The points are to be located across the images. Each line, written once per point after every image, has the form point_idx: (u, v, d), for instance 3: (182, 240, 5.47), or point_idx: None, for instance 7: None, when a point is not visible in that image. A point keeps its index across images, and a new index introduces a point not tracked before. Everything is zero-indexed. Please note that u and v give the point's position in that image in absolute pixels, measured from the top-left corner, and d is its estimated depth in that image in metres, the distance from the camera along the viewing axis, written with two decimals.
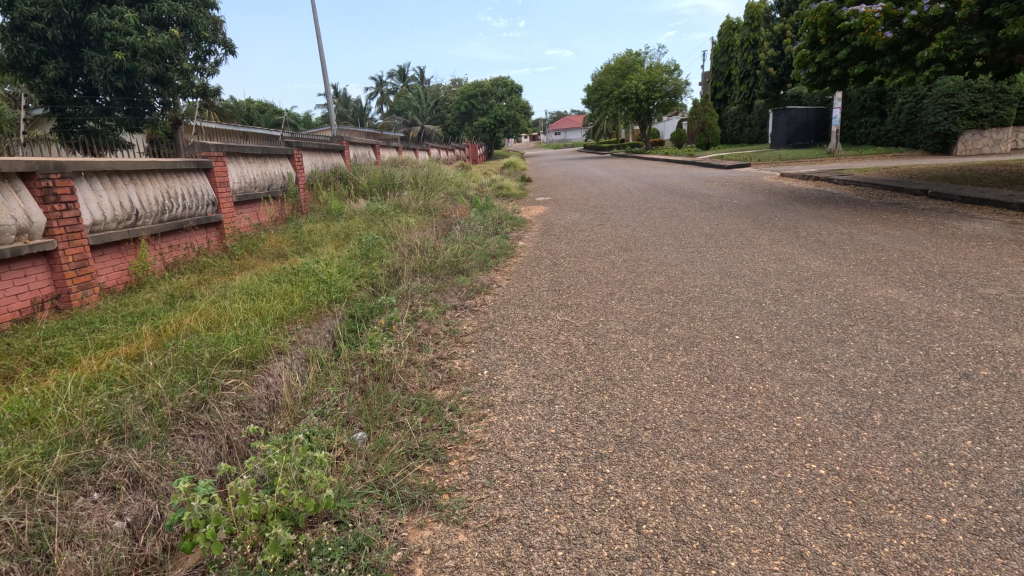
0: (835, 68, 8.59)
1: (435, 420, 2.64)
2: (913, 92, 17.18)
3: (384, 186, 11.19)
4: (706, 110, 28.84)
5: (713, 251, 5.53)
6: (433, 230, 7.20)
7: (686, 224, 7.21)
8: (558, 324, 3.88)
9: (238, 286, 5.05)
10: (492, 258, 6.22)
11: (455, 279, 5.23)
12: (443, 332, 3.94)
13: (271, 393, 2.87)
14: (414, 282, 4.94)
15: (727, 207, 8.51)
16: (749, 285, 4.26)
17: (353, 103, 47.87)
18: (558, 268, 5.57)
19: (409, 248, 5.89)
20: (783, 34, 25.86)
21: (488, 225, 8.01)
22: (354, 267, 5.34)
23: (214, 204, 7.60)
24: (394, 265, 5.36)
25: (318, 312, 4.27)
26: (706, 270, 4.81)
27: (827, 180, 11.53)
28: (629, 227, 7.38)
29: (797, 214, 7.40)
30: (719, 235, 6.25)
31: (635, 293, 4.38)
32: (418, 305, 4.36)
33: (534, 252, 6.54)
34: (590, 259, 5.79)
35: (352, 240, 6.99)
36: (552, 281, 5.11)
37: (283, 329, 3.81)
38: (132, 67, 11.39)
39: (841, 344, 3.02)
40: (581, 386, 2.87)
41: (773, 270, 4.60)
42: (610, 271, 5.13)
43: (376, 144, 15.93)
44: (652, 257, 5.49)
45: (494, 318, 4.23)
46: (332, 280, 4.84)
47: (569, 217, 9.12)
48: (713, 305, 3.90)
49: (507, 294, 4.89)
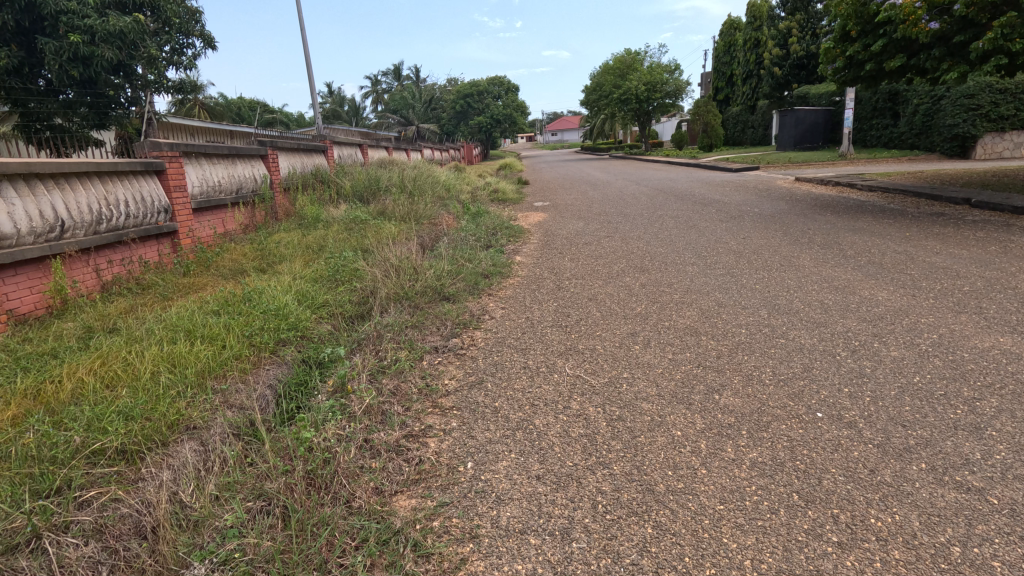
0: (869, 63, 7.65)
1: (391, 572, 1.73)
2: (930, 92, 16.32)
3: (368, 189, 10.24)
4: (709, 110, 27.95)
5: (749, 275, 4.61)
6: (418, 244, 6.25)
7: (708, 237, 6.31)
8: (568, 382, 2.95)
9: (170, 317, 4.12)
10: (483, 279, 5.28)
11: (438, 309, 4.30)
12: (416, 392, 3.01)
13: (147, 515, 1.96)
14: (387, 315, 4.01)
15: (749, 217, 7.62)
16: (808, 327, 3.35)
17: (346, 101, 46.71)
18: (564, 294, 4.65)
19: (385, 265, 4.95)
20: (789, 32, 24.98)
21: (481, 236, 7.07)
22: (318, 294, 4.41)
23: (167, 211, 6.63)
24: (365, 292, 4.42)
25: (260, 361, 3.34)
26: (747, 303, 3.90)
27: (849, 185, 10.63)
28: (641, 241, 6.46)
29: (833, 227, 6.51)
30: (750, 254, 5.35)
31: (663, 334, 3.46)
32: (388, 350, 3.42)
33: (533, 271, 5.62)
34: (600, 281, 4.89)
35: (324, 255, 6.05)
36: (558, 312, 4.19)
37: (201, 391, 2.88)
38: (91, 53, 10.36)
39: (979, 435, 2.11)
40: (610, 505, 1.95)
41: (832, 305, 3.70)
42: (627, 301, 4.21)
43: (363, 143, 14.98)
44: (675, 282, 4.59)
45: (486, 367, 3.30)
46: (285, 314, 3.91)
47: (572, 226, 8.19)
48: (770, 358, 2.98)
49: (502, 330, 3.95)
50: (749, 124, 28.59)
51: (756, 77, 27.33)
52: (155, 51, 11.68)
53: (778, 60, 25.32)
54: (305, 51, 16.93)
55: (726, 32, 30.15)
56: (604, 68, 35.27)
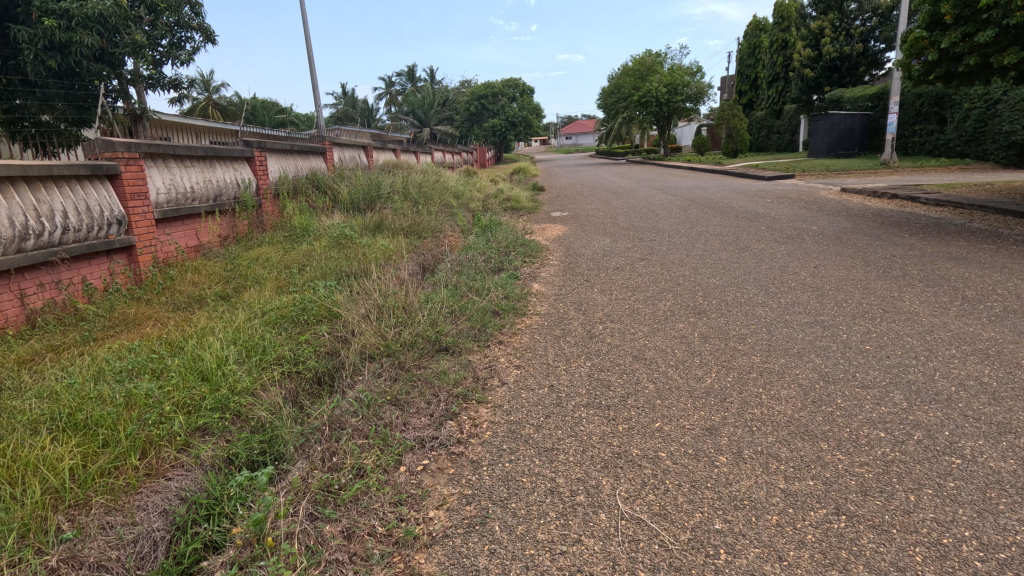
0: (970, 56, 6.64)
1: None
2: (984, 96, 14.98)
3: (368, 196, 9.17)
4: (735, 114, 26.63)
5: (847, 326, 3.46)
6: (414, 269, 5.18)
7: (770, 264, 5.17)
8: (625, 536, 1.83)
9: (66, 373, 3.06)
10: (492, 318, 4.17)
11: (431, 369, 3.19)
12: (380, 541, 1.91)
13: None
14: (359, 386, 2.92)
15: (808, 236, 6.47)
16: (987, 434, 2.20)
17: (358, 101, 45.96)
18: (597, 347, 3.54)
19: (367, 301, 3.86)
20: (822, 32, 23.38)
21: (491, 256, 5.97)
22: (274, 343, 3.34)
23: (122, 223, 5.60)
24: (333, 347, 3.34)
25: (157, 470, 2.27)
26: (866, 378, 2.74)
27: (909, 197, 9.43)
28: (685, 267, 5.34)
29: (920, 252, 5.35)
30: (833, 291, 4.23)
31: (758, 438, 2.32)
32: (348, 452, 2.33)
33: (556, 306, 4.52)
34: (644, 328, 3.77)
35: (300, 281, 4.99)
36: (593, 379, 3.08)
37: (36, 540, 1.84)
38: (68, 39, 9.41)
39: None
40: None
41: (1000, 388, 2.54)
42: (688, 366, 3.10)
43: (367, 145, 13.95)
44: (748, 335, 3.48)
45: (494, 488, 2.18)
46: (215, 382, 2.84)
47: (597, 243, 7.10)
48: (958, 503, 1.82)
49: (517, 407, 2.85)
50: (775, 129, 27.39)
51: (783, 80, 26.17)
52: (141, 37, 10.74)
53: (809, 61, 23.81)
54: (307, 47, 15.93)
55: (752, 33, 28.79)
56: (623, 69, 33.99)
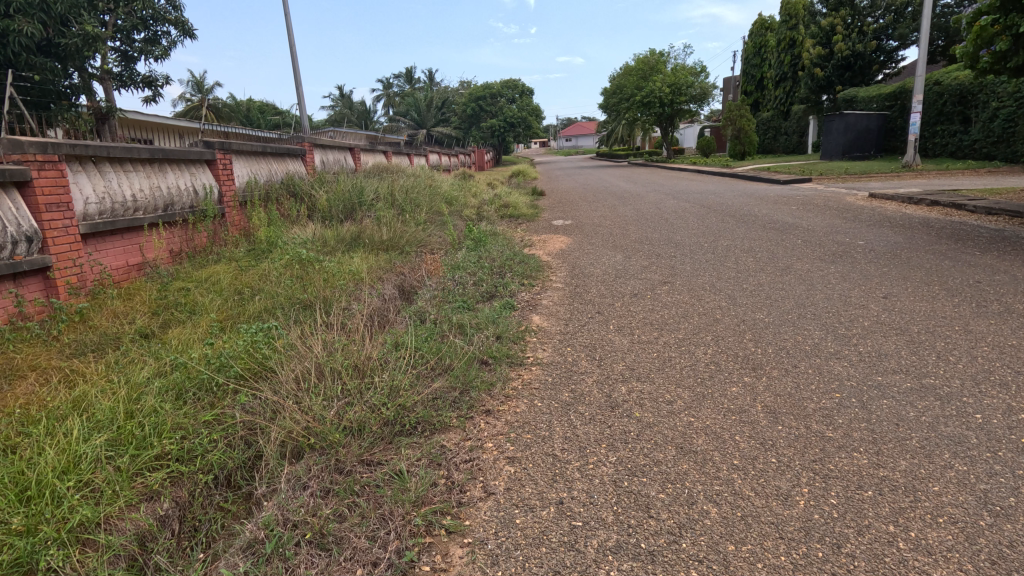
0: None
1: None
2: (1015, 94, 14.01)
3: (347, 204, 8.16)
4: (743, 114, 25.58)
5: (976, 399, 2.46)
6: (386, 297, 4.19)
7: (824, 293, 4.18)
8: None
9: None
10: (480, 371, 3.16)
11: (382, 472, 2.17)
12: None
13: None
14: (272, 510, 1.91)
15: (856, 253, 5.49)
16: None
17: (355, 103, 45.02)
18: (623, 425, 2.52)
19: (310, 357, 2.83)
20: (833, 30, 22.25)
21: (482, 278, 4.98)
22: (161, 424, 2.33)
23: (34, 240, 4.58)
24: (248, 437, 2.32)
25: None
26: None
27: (951, 205, 8.45)
28: (718, 295, 4.36)
29: (1007, 276, 4.37)
30: (925, 336, 3.22)
31: None
32: None
33: (562, 351, 3.52)
34: (685, 395, 2.76)
35: (243, 315, 3.98)
36: (624, 489, 2.07)
37: None
38: (5, 28, 8.45)
39: None
40: None
41: None
42: (763, 473, 2.08)
43: (354, 147, 12.91)
44: (833, 412, 2.47)
45: None
46: (38, 510, 1.83)
47: (607, 259, 6.11)
48: None
49: (510, 547, 1.84)
50: (783, 130, 26.52)
51: (791, 80, 25.39)
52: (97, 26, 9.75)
53: (820, 59, 22.74)
54: (291, 44, 14.97)
55: (758, 31, 27.92)
56: (625, 69, 32.89)
